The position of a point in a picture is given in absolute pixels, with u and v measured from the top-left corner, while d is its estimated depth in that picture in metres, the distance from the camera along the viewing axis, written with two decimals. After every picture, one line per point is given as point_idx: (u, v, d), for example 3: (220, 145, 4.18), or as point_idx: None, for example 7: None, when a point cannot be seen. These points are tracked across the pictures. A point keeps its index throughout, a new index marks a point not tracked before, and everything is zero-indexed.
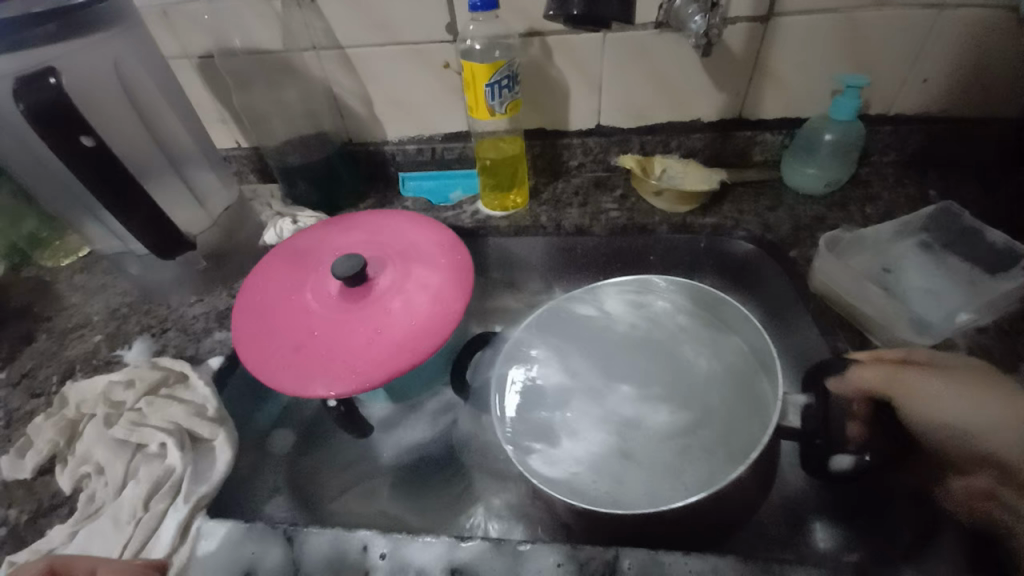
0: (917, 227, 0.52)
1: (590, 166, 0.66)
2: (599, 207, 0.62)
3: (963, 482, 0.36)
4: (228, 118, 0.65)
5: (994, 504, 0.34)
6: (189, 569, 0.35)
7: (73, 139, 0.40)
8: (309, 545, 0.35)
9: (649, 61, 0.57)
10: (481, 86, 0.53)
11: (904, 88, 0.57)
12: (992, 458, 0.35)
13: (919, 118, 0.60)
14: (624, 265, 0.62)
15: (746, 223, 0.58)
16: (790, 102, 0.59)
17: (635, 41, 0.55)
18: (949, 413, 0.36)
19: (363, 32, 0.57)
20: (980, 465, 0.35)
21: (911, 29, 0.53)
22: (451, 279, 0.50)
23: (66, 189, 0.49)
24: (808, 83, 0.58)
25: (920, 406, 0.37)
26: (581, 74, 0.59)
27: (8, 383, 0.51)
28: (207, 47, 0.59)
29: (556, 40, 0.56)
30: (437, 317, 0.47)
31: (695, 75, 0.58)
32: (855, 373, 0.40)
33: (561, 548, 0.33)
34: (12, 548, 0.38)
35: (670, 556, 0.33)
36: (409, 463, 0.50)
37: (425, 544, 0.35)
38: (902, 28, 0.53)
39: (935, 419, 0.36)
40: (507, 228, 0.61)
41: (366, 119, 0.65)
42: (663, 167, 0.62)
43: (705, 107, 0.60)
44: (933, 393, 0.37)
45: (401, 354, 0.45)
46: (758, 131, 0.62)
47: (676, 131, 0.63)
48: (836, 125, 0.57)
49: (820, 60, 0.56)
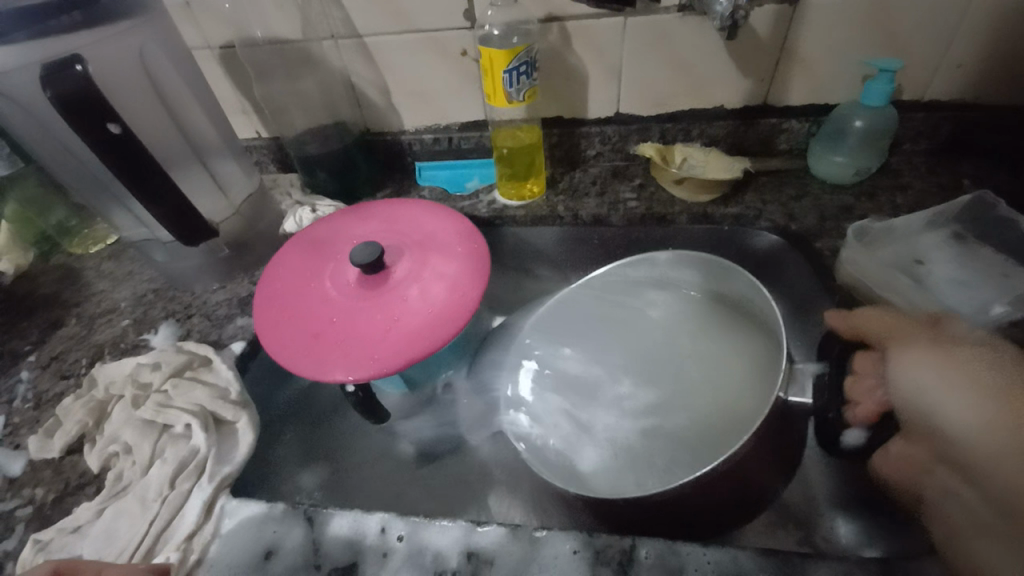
0: (950, 218, 0.49)
1: (608, 155, 0.65)
2: (617, 197, 0.61)
3: (901, 447, 0.35)
4: (248, 108, 0.66)
5: (925, 472, 0.34)
6: (214, 545, 0.36)
7: (100, 126, 0.41)
8: (328, 527, 0.36)
9: (671, 47, 0.55)
10: (499, 73, 0.53)
11: (939, 73, 0.55)
12: (924, 430, 0.34)
13: (955, 105, 0.57)
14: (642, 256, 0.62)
15: (769, 213, 0.56)
16: (818, 88, 0.57)
17: (657, 26, 0.54)
18: (908, 377, 0.36)
19: (381, 21, 0.57)
20: (920, 435, 0.34)
21: (951, 9, 0.50)
22: (467, 268, 0.50)
23: (94, 178, 0.50)
24: (836, 69, 0.56)
25: (888, 365, 0.37)
26: (599, 61, 0.57)
27: (41, 365, 0.53)
28: (228, 37, 0.59)
29: (575, 25, 0.55)
30: (454, 305, 0.47)
31: (718, 60, 0.56)
32: (859, 316, 0.42)
33: (577, 535, 0.34)
34: (45, 522, 0.40)
35: (687, 546, 0.32)
36: (425, 451, 0.51)
37: (442, 527, 0.35)
38: (940, 8, 0.50)
39: (894, 380, 0.36)
40: (524, 218, 0.61)
41: (383, 108, 0.65)
42: (683, 157, 0.60)
43: (728, 94, 0.59)
44: (907, 358, 0.36)
45: (419, 342, 0.45)
46: (784, 118, 0.60)
47: (697, 118, 0.61)
48: (866, 110, 0.55)
49: (850, 44, 0.54)
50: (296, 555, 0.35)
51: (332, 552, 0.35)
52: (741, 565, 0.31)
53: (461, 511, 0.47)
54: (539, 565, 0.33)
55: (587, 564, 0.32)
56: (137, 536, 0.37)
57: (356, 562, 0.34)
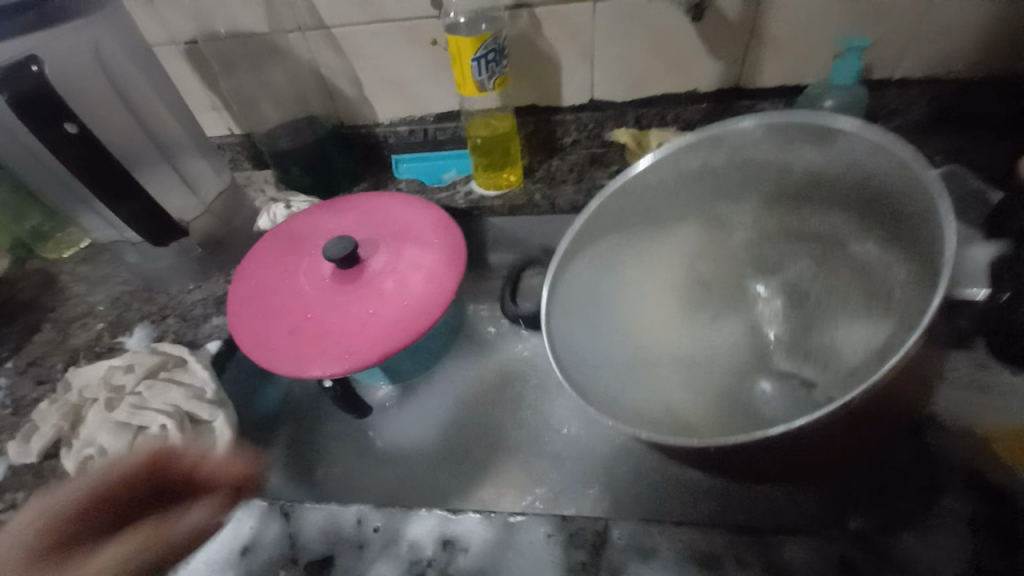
0: None
1: (585, 142, 0.65)
2: (594, 183, 0.61)
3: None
4: (217, 104, 0.64)
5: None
6: (191, 544, 0.36)
7: (58, 126, 0.40)
8: (304, 521, 0.36)
9: (641, 30, 0.55)
10: (468, 61, 0.52)
11: (908, 49, 0.55)
12: None
13: (925, 81, 0.57)
14: None
15: None
16: (789, 68, 0.57)
17: (625, 8, 0.54)
18: None
19: (347, 11, 0.56)
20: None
21: None
22: (444, 259, 0.50)
23: (58, 179, 0.49)
24: (806, 48, 0.56)
25: None
26: (570, 47, 0.57)
27: (16, 371, 0.52)
28: (191, 31, 0.58)
29: (543, 11, 0.54)
30: (431, 296, 0.47)
31: (689, 43, 0.56)
32: None
33: (552, 520, 0.34)
34: None
35: (660, 526, 0.33)
36: (408, 446, 0.50)
37: (417, 517, 0.35)
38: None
39: None
40: (502, 208, 0.60)
41: (356, 100, 0.64)
42: (659, 141, 0.60)
43: (700, 76, 0.59)
44: None
45: (396, 333, 0.45)
46: (757, 100, 0.60)
47: (671, 103, 0.61)
48: (836, 90, 0.54)
49: (818, 23, 0.54)
50: (272, 550, 0.35)
51: (309, 546, 0.35)
52: (712, 542, 0.32)
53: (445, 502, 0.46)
54: (516, 550, 0.33)
55: (562, 547, 0.33)
56: None
57: (333, 554, 0.35)
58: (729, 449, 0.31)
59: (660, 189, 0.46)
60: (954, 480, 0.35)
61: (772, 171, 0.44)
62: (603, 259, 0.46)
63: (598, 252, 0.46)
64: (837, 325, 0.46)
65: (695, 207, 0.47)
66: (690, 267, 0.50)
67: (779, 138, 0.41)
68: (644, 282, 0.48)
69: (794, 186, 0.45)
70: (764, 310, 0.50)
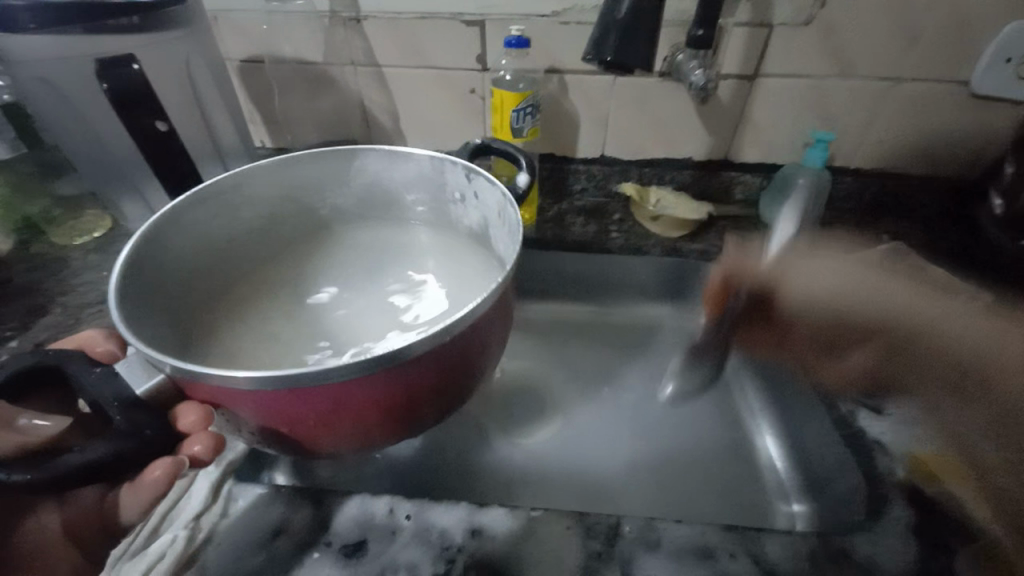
0: (871, 264, 0.59)
1: (593, 192, 0.71)
2: (600, 228, 0.67)
3: None
4: (258, 118, 0.69)
5: None
6: (209, 547, 0.36)
7: (148, 122, 0.45)
8: (336, 508, 0.39)
9: (653, 105, 0.64)
10: (508, 110, 0.60)
11: (863, 145, 0.67)
12: None
13: (876, 172, 0.68)
14: (608, 287, 0.68)
15: (729, 251, 0.65)
16: (767, 149, 0.68)
17: (641, 87, 0.63)
18: None
19: (400, 56, 0.62)
20: None
21: (866, 100, 0.63)
22: (343, 402, 0.34)
23: (122, 168, 0.54)
24: (787, 135, 0.66)
25: None
26: (590, 111, 0.65)
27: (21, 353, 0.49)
28: (255, 53, 0.64)
29: (573, 77, 0.62)
30: (352, 404, 0.34)
31: (692, 122, 0.65)
32: None
33: (571, 514, 0.38)
34: None
35: (663, 522, 0.38)
36: (406, 464, 0.54)
37: (447, 508, 0.38)
38: (858, 99, 0.63)
39: None
40: (359, 220, 0.59)
41: (391, 130, 0.69)
42: (657, 198, 0.67)
43: (696, 148, 0.68)
44: None
45: (280, 400, 0.33)
46: (741, 172, 0.69)
47: (670, 166, 0.69)
48: (807, 170, 0.65)
49: (795, 117, 0.65)
50: (304, 534, 0.37)
51: (342, 530, 0.37)
52: (709, 539, 0.37)
53: (459, 496, 0.52)
54: (538, 538, 0.37)
55: (579, 538, 0.37)
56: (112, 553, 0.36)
57: (365, 540, 0.37)
58: (269, 405, 0.33)
59: (210, 219, 0.50)
60: (897, 493, 0.41)
61: (257, 207, 0.53)
62: (165, 312, 0.47)
63: (214, 247, 0.52)
64: (366, 246, 0.58)
65: (234, 226, 0.53)
66: (290, 264, 0.56)
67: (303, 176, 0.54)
68: (244, 285, 0.54)
69: (331, 221, 0.58)
70: (362, 235, 0.58)
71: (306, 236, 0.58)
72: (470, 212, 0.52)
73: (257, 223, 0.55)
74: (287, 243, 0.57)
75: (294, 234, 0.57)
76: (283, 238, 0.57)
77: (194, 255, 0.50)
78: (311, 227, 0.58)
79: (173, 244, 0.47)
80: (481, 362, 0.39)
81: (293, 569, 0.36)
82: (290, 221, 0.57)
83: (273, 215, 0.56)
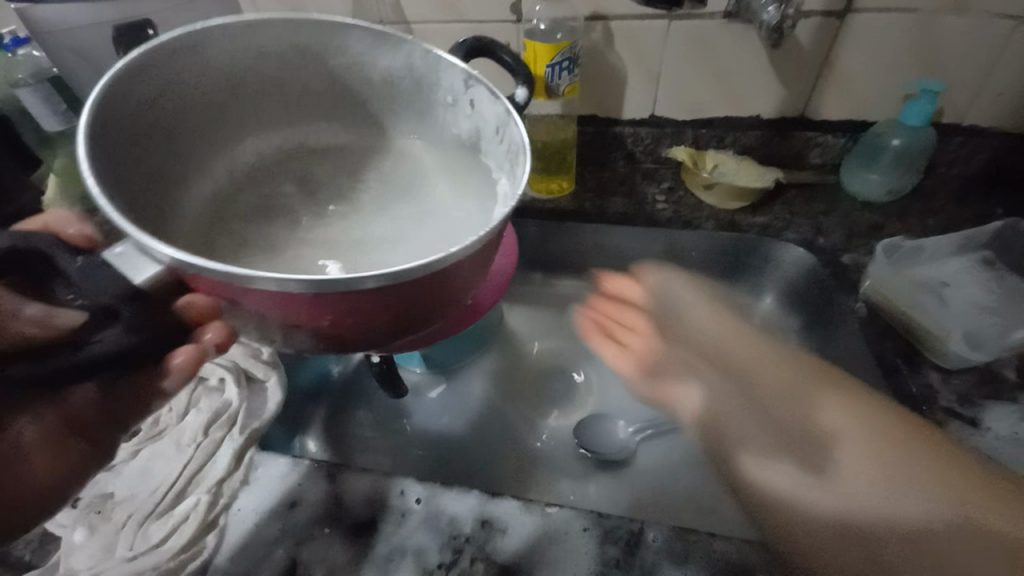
0: (979, 244, 0.49)
1: (639, 157, 0.64)
2: (646, 198, 0.61)
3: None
4: None
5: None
6: (234, 514, 0.37)
7: None
8: (350, 484, 0.38)
9: (713, 54, 0.55)
10: (542, 66, 0.53)
11: (981, 97, 0.54)
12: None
13: (995, 130, 0.56)
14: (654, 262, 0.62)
15: (797, 226, 0.56)
16: (854, 104, 0.56)
17: (700, 32, 0.53)
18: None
19: (429, 10, 0.57)
20: None
21: (992, 39, 0.50)
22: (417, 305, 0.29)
23: None
24: (880, 86, 0.55)
25: None
26: (638, 63, 0.57)
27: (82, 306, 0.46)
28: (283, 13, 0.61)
29: (618, 24, 0.54)
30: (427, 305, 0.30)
31: (761, 73, 0.56)
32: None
33: (588, 514, 0.35)
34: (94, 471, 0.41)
35: (695, 535, 0.34)
36: (433, 441, 0.55)
37: (458, 495, 0.37)
38: (981, 38, 0.50)
39: None
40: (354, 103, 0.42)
41: None
42: (715, 163, 0.59)
43: (764, 104, 0.58)
44: None
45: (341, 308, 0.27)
46: (820, 132, 0.59)
47: (731, 126, 0.60)
48: (904, 130, 0.54)
49: (892, 63, 0.53)
50: (317, 507, 0.37)
51: (353, 508, 0.37)
52: (747, 561, 0.32)
53: (483, 478, 0.51)
54: (551, 538, 0.34)
55: (594, 541, 0.34)
56: (146, 509, 0.38)
57: (374, 520, 0.36)
58: (322, 308, 0.26)
59: (168, 87, 0.35)
60: None
61: (210, 81, 0.37)
62: (143, 195, 0.34)
63: (176, 128, 0.37)
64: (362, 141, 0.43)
65: (197, 106, 0.38)
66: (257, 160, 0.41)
67: (284, 51, 0.38)
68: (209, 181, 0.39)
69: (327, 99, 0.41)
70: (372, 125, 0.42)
71: (287, 120, 0.42)
72: (463, 123, 0.39)
73: (220, 100, 0.39)
74: (273, 131, 0.42)
75: (269, 115, 0.41)
76: (227, 122, 0.40)
77: (153, 139, 0.35)
78: (271, 123, 0.42)
79: (138, 118, 0.33)
80: (447, 307, 0.32)
81: (306, 541, 0.36)
82: (265, 109, 0.41)
83: (231, 94, 0.39)
